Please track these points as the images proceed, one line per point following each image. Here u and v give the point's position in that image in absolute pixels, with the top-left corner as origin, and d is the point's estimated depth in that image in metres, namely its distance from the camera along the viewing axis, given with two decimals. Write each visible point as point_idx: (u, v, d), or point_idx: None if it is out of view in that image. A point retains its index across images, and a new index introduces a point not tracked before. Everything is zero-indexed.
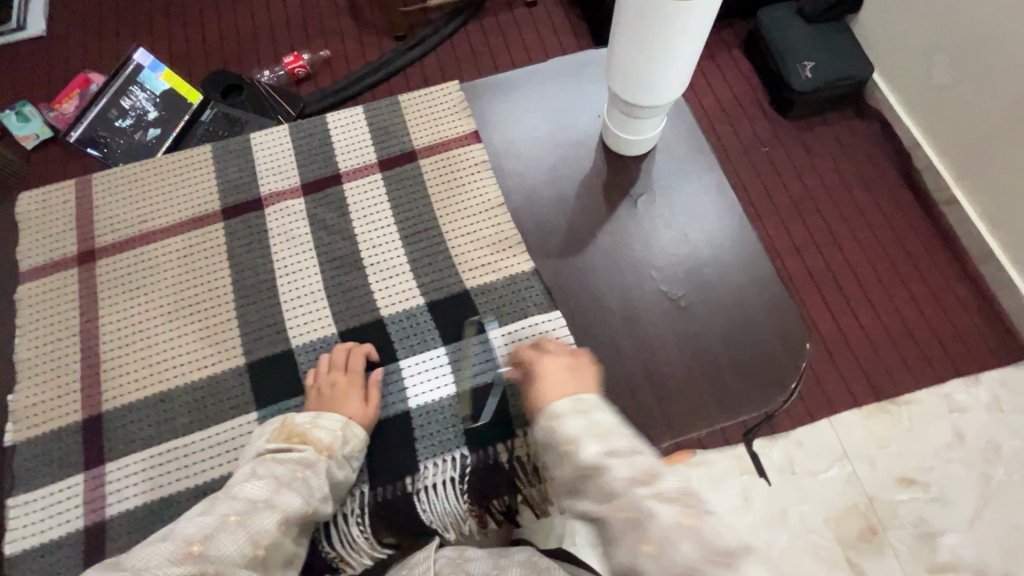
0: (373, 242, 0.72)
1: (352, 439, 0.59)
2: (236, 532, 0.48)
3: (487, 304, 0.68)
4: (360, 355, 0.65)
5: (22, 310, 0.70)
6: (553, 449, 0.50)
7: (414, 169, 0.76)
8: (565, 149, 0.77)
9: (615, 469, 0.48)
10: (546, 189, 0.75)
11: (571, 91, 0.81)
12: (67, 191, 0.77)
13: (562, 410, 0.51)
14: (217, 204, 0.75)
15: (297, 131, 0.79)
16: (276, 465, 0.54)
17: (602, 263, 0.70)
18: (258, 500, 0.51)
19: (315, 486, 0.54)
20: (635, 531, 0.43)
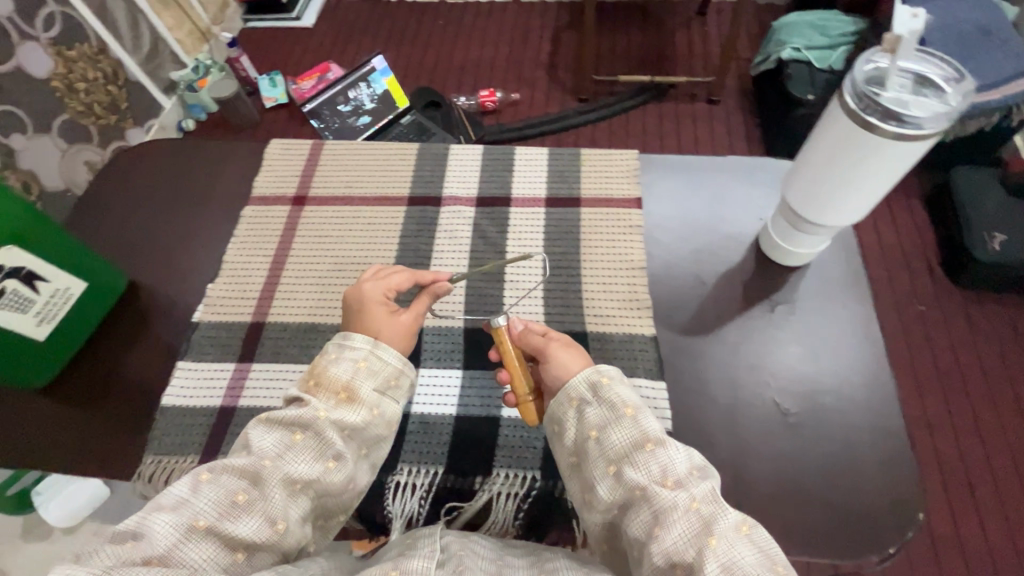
0: (518, 263, 0.80)
1: (380, 370, 0.62)
2: (203, 539, 0.50)
3: (600, 351, 0.72)
4: (401, 276, 0.70)
5: (241, 224, 0.88)
6: (613, 410, 0.58)
7: (574, 213, 0.84)
8: (717, 239, 0.80)
9: (626, 430, 0.56)
10: (687, 268, 0.78)
11: (739, 188, 0.85)
12: (302, 147, 0.96)
13: (620, 386, 0.60)
14: (407, 191, 0.89)
15: (488, 152, 0.92)
16: (268, 436, 0.57)
17: (720, 352, 0.72)
18: (239, 494, 0.53)
19: (333, 442, 0.57)
20: (701, 524, 0.50)
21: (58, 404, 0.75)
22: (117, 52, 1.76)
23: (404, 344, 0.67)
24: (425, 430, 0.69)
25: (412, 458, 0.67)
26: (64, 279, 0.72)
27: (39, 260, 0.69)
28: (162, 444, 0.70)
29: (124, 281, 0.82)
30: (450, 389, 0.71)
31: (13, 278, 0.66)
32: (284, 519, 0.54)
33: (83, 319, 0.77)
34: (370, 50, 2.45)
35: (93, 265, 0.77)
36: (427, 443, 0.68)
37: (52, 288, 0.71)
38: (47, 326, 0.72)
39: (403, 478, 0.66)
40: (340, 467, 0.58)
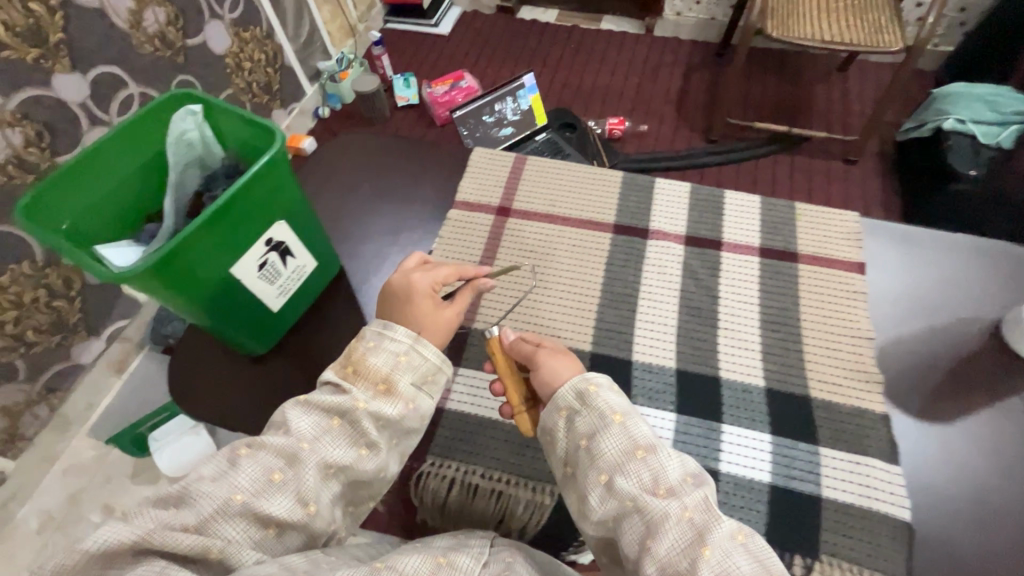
0: (733, 311, 0.78)
1: (419, 365, 0.61)
2: (239, 512, 0.50)
3: (826, 420, 0.68)
4: (446, 269, 0.68)
5: (447, 226, 0.90)
6: (598, 416, 0.57)
7: (791, 269, 0.81)
8: (952, 321, 0.76)
9: (615, 437, 0.55)
10: (917, 346, 0.74)
11: (972, 270, 0.80)
12: (505, 159, 0.97)
13: (619, 396, 0.59)
14: (612, 218, 0.88)
15: (697, 192, 0.90)
16: (303, 418, 0.56)
17: (959, 445, 0.67)
18: (275, 473, 0.52)
19: (367, 430, 0.56)
20: (695, 532, 0.49)
21: (272, 373, 0.79)
22: (280, 36, 1.79)
23: (442, 336, 0.65)
24: None
25: None
26: (304, 256, 0.76)
27: (294, 237, 0.73)
28: None
29: (337, 263, 0.86)
30: (663, 430, 0.69)
31: (275, 252, 0.71)
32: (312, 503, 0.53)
33: (304, 295, 0.81)
34: (500, 65, 2.49)
35: (324, 247, 0.81)
36: None
37: (296, 263, 0.75)
38: (283, 299, 0.76)
39: None
40: (371, 455, 0.57)
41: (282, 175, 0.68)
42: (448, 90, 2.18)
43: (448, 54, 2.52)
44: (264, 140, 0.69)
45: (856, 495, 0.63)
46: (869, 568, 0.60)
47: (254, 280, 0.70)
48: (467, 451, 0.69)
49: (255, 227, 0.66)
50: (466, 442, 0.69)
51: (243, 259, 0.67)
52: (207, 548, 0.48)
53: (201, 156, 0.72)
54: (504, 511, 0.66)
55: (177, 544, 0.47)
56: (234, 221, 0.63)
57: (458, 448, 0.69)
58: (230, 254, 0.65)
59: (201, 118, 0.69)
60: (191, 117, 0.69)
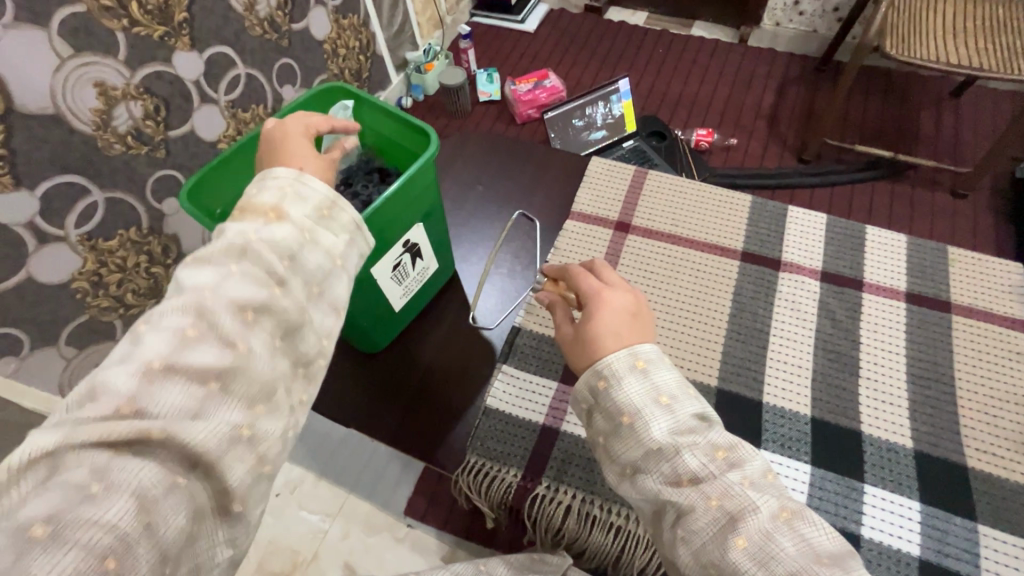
0: (876, 360, 0.72)
1: (310, 197, 0.50)
2: (168, 391, 0.39)
3: (986, 495, 0.62)
4: (321, 117, 0.59)
5: (564, 238, 0.87)
6: (608, 415, 0.50)
7: (944, 320, 0.74)
8: None
9: (633, 448, 0.48)
10: None
11: None
12: (626, 172, 0.94)
13: (628, 377, 0.50)
14: (740, 244, 0.83)
15: (835, 225, 0.84)
16: (195, 275, 0.44)
17: None
18: (186, 330, 0.41)
19: (265, 266, 0.45)
20: (725, 521, 0.44)
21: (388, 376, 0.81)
22: (375, 25, 1.80)
23: (331, 170, 0.55)
24: None
25: None
26: (429, 258, 0.77)
27: (425, 240, 0.74)
28: (485, 446, 0.70)
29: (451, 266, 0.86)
30: (798, 482, 0.64)
31: (408, 254, 0.72)
32: (238, 356, 0.42)
33: (421, 295, 0.82)
34: (582, 61, 2.34)
35: (446, 249, 0.81)
36: None
37: (422, 265, 0.76)
38: (405, 299, 0.78)
39: None
40: (289, 295, 0.46)
41: (428, 181, 0.68)
42: (530, 90, 2.09)
43: (529, 48, 2.40)
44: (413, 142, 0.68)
45: None
46: None
47: (386, 282, 0.71)
48: (584, 477, 0.67)
49: (395, 231, 0.67)
50: (584, 469, 0.67)
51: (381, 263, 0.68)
52: (144, 428, 0.36)
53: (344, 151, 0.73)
54: (623, 550, 0.63)
55: (96, 430, 0.36)
56: (380, 226, 0.64)
57: (574, 475, 0.67)
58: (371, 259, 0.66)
59: (352, 113, 0.69)
60: (343, 112, 0.69)
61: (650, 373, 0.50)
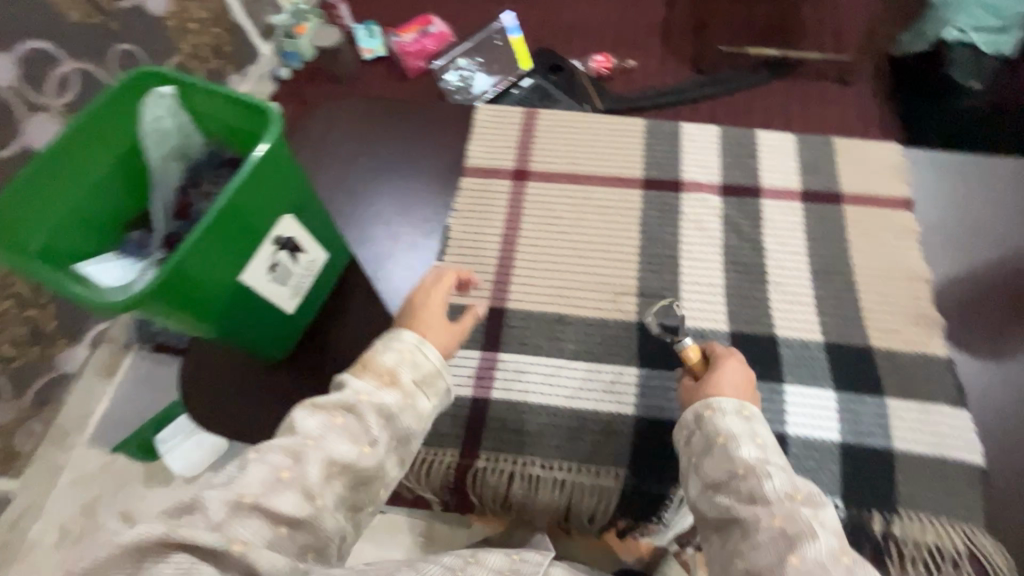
0: (781, 263, 0.73)
1: (424, 363, 0.57)
2: (253, 517, 0.45)
3: (890, 370, 0.66)
4: (429, 275, 0.65)
5: (462, 197, 0.81)
6: (703, 438, 0.54)
7: (838, 211, 0.76)
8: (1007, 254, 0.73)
9: (715, 457, 0.52)
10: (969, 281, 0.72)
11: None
12: (516, 114, 0.88)
13: (739, 415, 0.54)
14: (639, 172, 0.81)
15: (728, 135, 0.83)
16: (307, 419, 0.51)
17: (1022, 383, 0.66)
18: (281, 471, 0.47)
19: (369, 424, 0.52)
20: (782, 541, 0.44)
21: (300, 379, 0.73)
22: None
23: (450, 342, 0.61)
24: None
25: None
26: (315, 249, 0.68)
27: (301, 230, 0.65)
28: None
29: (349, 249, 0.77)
30: None
31: (283, 250, 0.64)
32: (317, 503, 0.48)
33: (320, 289, 0.73)
34: None
35: (334, 234, 0.72)
36: None
37: (307, 258, 0.68)
38: (297, 298, 0.69)
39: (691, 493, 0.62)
40: (376, 453, 0.52)
41: (280, 163, 0.59)
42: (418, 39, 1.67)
43: None
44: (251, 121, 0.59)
45: (927, 443, 0.62)
46: (948, 516, 0.59)
47: (265, 286, 0.63)
48: (522, 441, 0.65)
49: (258, 229, 0.59)
50: (520, 431, 0.66)
51: (250, 267, 0.60)
52: (222, 543, 0.43)
53: (182, 146, 0.63)
54: (571, 500, 0.63)
55: (188, 536, 0.42)
56: (234, 227, 0.56)
57: (511, 441, 0.65)
58: (235, 264, 0.58)
59: (173, 101, 0.60)
60: (162, 102, 0.60)
61: (752, 420, 0.54)
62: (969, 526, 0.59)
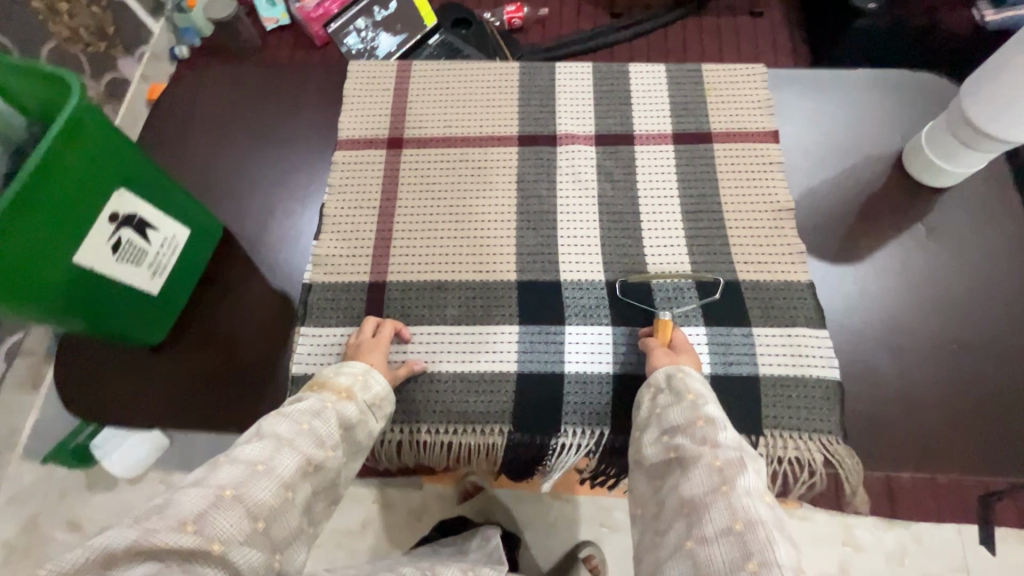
0: (654, 208, 0.74)
1: (375, 388, 0.61)
2: (234, 508, 0.45)
3: (756, 301, 0.68)
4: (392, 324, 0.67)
5: (336, 172, 0.78)
6: (673, 394, 0.56)
7: (708, 150, 0.77)
8: (862, 170, 0.78)
9: (681, 408, 0.54)
10: (828, 203, 0.77)
11: (874, 111, 0.82)
12: (387, 80, 0.84)
13: (694, 375, 0.58)
14: (514, 129, 0.80)
15: (601, 83, 0.82)
16: (278, 422, 0.53)
17: (874, 291, 0.72)
18: (257, 464, 0.48)
19: (333, 431, 0.55)
20: (717, 479, 0.47)
21: (179, 359, 0.74)
22: None
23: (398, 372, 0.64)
24: (587, 389, 0.66)
25: (577, 419, 0.65)
26: (169, 226, 0.69)
27: (144, 203, 0.64)
28: None
29: (220, 225, 0.78)
30: (602, 346, 0.67)
31: (126, 227, 0.63)
32: (289, 498, 0.49)
33: (186, 267, 0.74)
34: None
35: (190, 209, 0.72)
36: (592, 403, 0.65)
37: (159, 234, 0.67)
38: (160, 278, 0.69)
39: (572, 440, 0.64)
40: (333, 460, 0.54)
41: (100, 131, 0.58)
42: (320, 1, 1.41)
43: None
44: (60, 94, 0.57)
45: (790, 366, 0.65)
46: (810, 430, 0.63)
47: (113, 266, 0.62)
48: (408, 411, 0.66)
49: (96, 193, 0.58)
50: (406, 402, 0.66)
51: (87, 244, 0.58)
52: (203, 545, 0.43)
53: (1, 130, 0.56)
54: (459, 460, 0.66)
55: (165, 541, 0.42)
56: (62, 189, 0.55)
57: (399, 412, 0.66)
58: (69, 241, 0.56)
59: None
60: None
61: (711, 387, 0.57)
62: (828, 437, 0.63)
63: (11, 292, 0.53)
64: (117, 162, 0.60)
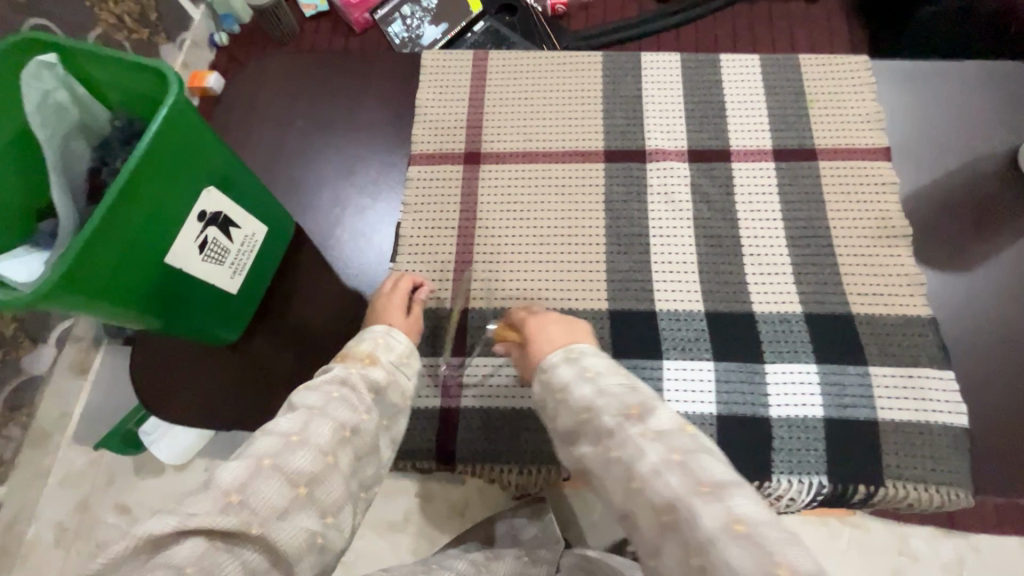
0: (755, 231, 0.69)
1: (397, 346, 0.56)
2: (274, 476, 0.41)
3: (872, 337, 0.63)
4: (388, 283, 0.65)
5: (411, 188, 0.74)
6: (549, 400, 0.48)
7: (812, 169, 0.71)
8: (978, 176, 0.71)
9: (566, 412, 0.46)
10: (942, 215, 0.70)
11: (980, 108, 0.75)
12: (461, 88, 0.80)
13: (588, 359, 0.48)
14: (599, 143, 0.75)
15: (692, 94, 0.76)
16: (308, 393, 0.47)
17: (1002, 313, 0.65)
18: (291, 434, 0.43)
19: (364, 395, 0.49)
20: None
21: (251, 357, 0.72)
22: None
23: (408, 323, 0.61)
24: None
25: None
26: (250, 224, 0.66)
27: (231, 203, 0.62)
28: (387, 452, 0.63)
29: (292, 223, 0.75)
30: (704, 383, 0.62)
31: (213, 226, 0.60)
32: (332, 462, 0.44)
33: (264, 263, 0.71)
34: None
35: (269, 208, 0.69)
36: None
37: (241, 234, 0.65)
38: (239, 278, 0.66)
39: None
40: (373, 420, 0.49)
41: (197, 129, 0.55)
42: None
43: None
44: (151, 88, 0.54)
45: (912, 411, 0.60)
46: (936, 481, 0.58)
47: (199, 266, 0.59)
48: (496, 449, 0.62)
49: (182, 199, 0.55)
50: (493, 439, 0.63)
51: (179, 243, 0.56)
52: (243, 525, 0.38)
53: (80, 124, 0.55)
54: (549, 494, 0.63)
55: (208, 522, 0.37)
56: (151, 197, 0.52)
57: (485, 450, 0.62)
58: (162, 239, 0.54)
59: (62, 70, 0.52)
60: (48, 70, 0.51)
61: (579, 360, 0.48)
62: (955, 490, 0.57)
63: (111, 298, 0.51)
64: (209, 161, 0.58)
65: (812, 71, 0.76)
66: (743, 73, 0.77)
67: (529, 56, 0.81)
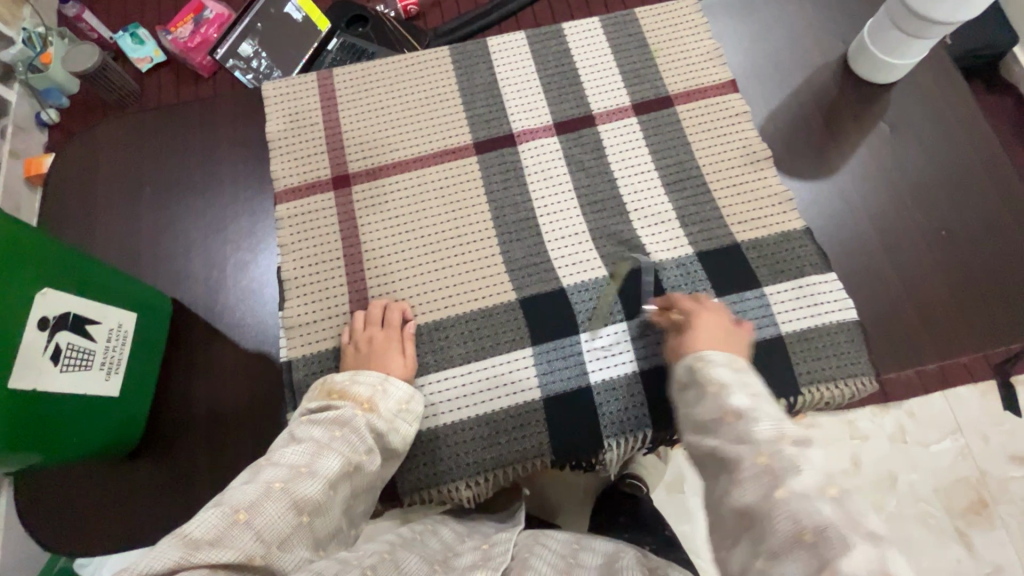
0: (635, 187, 0.70)
1: (395, 395, 0.56)
2: (283, 500, 0.41)
3: (761, 260, 0.66)
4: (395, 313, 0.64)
5: (285, 227, 0.70)
6: (696, 392, 0.46)
7: (672, 115, 0.73)
8: (817, 87, 0.76)
9: (706, 404, 0.44)
10: (796, 131, 0.74)
11: (804, 26, 0.80)
12: (313, 111, 0.76)
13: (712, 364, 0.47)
14: (466, 136, 0.73)
15: (545, 68, 0.77)
16: None
17: (863, 208, 0.70)
18: None
19: None
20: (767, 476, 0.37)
21: (161, 454, 0.66)
22: None
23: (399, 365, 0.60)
24: (615, 396, 0.61)
25: (615, 429, 0.61)
26: (112, 315, 0.60)
27: (81, 299, 0.56)
28: None
29: (166, 300, 0.70)
30: (621, 344, 0.63)
31: (65, 330, 0.54)
32: None
33: (141, 353, 0.65)
34: None
35: (129, 292, 0.63)
36: (625, 408, 0.61)
37: (105, 329, 0.59)
38: (117, 376, 0.61)
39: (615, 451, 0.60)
40: None
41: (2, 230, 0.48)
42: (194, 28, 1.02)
43: None
44: None
45: (809, 318, 0.64)
46: (844, 376, 0.62)
47: (63, 379, 0.53)
48: (437, 470, 0.60)
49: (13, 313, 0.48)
50: (431, 461, 0.60)
51: (24, 360, 0.49)
52: None
53: None
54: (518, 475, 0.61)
55: None
56: None
57: (428, 471, 0.60)
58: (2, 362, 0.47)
59: None
60: None
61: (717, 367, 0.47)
62: (861, 378, 0.62)
63: None
64: (32, 260, 0.51)
65: (650, 22, 0.79)
66: (588, 38, 0.78)
67: (376, 62, 0.78)
